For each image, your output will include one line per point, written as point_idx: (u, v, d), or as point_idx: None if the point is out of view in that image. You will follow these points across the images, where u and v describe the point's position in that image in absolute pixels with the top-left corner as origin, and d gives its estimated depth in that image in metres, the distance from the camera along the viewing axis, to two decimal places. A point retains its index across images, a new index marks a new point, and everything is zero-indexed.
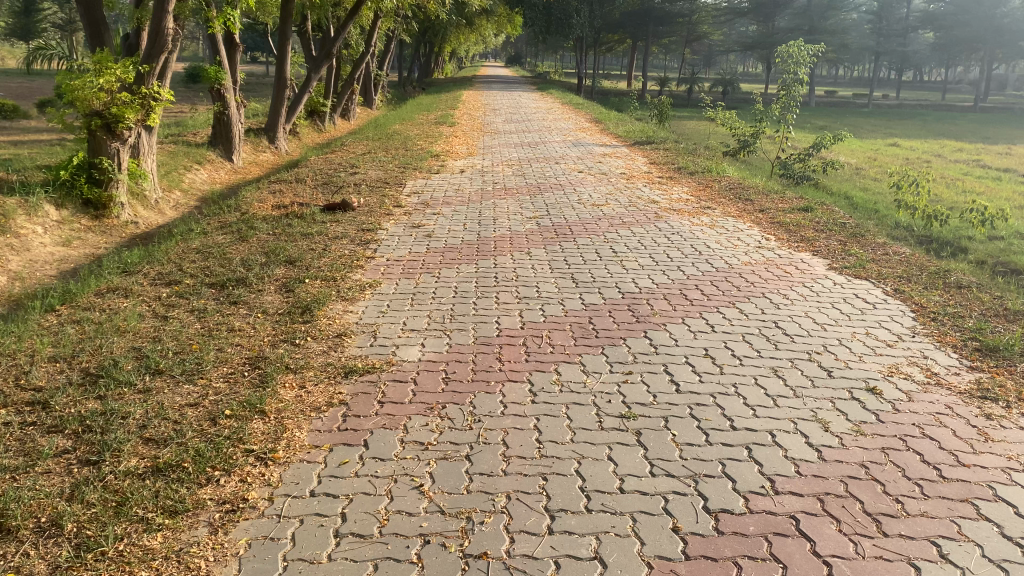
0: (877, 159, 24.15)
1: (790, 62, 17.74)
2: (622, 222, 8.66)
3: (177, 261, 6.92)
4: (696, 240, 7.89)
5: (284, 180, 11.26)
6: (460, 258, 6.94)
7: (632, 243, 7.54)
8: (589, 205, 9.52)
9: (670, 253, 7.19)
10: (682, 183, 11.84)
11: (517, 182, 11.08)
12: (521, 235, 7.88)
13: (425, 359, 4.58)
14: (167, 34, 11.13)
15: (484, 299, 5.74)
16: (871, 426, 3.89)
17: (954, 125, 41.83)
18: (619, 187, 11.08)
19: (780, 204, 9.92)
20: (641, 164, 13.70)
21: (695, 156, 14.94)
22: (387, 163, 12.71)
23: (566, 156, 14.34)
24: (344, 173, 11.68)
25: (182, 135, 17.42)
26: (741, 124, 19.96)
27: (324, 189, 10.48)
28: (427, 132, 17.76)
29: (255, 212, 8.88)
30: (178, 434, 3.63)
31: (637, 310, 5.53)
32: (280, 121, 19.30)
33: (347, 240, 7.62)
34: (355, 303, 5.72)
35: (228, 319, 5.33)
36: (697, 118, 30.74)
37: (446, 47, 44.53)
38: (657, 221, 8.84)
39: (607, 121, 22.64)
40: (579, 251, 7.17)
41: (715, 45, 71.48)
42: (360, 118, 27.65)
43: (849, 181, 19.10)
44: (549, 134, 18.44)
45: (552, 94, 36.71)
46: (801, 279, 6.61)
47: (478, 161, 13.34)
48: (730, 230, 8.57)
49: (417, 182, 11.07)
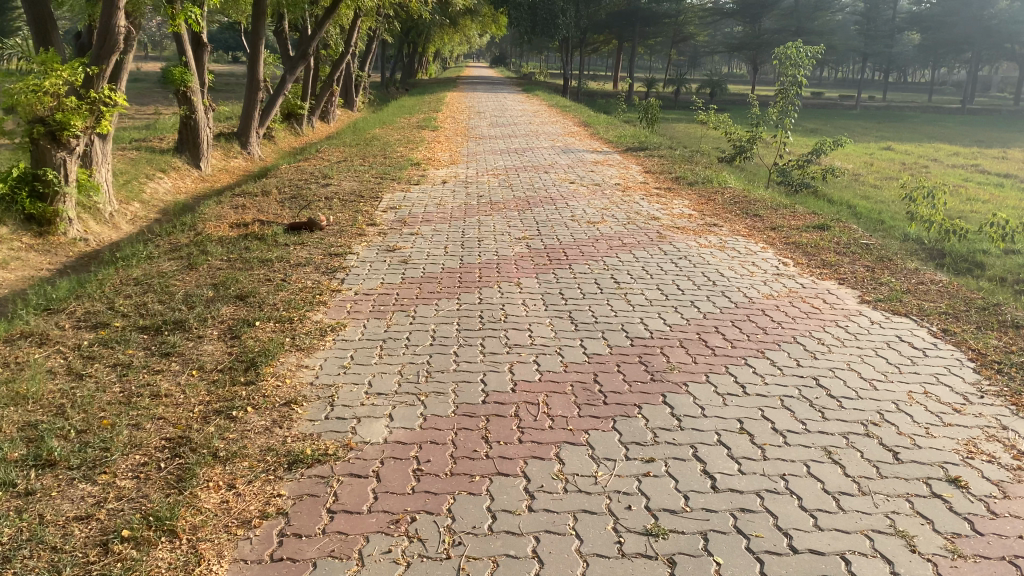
0: (875, 164, 23.40)
1: (788, 63, 16.93)
2: (622, 242, 7.76)
3: (111, 296, 5.96)
4: (707, 265, 7.01)
5: (249, 193, 10.30)
6: (440, 291, 6.02)
7: (636, 271, 6.65)
8: (583, 222, 8.63)
9: (679, 284, 6.29)
10: (682, 195, 10.98)
11: (503, 196, 10.17)
12: (510, 260, 6.96)
13: (392, 438, 3.66)
14: (118, 32, 10.04)
15: (466, 349, 4.82)
16: (969, 543, 3.00)
17: (944, 128, 41.24)
18: (616, 200, 10.20)
19: (792, 221, 9.05)
20: (636, 174, 12.81)
21: (692, 164, 14.09)
22: (363, 172, 11.77)
23: (556, 165, 13.44)
24: (315, 185, 10.73)
25: (147, 141, 16.39)
26: (737, 128, 19.13)
27: (292, 204, 9.53)
28: (408, 138, 16.82)
29: (211, 233, 7.94)
30: (53, 571, 2.68)
31: (650, 364, 4.61)
32: (253, 125, 18.29)
33: (311, 268, 6.69)
34: (313, 353, 4.79)
35: (154, 379, 4.37)
36: (686, 121, 29.95)
37: (430, 48, 43.59)
38: (660, 241, 7.96)
39: (596, 125, 21.76)
40: (576, 282, 6.26)
41: (702, 45, 70.79)
42: (340, 120, 26.61)
43: (849, 189, 18.33)
44: (536, 139, 17.56)
45: (537, 96, 35.85)
46: (834, 317, 5.73)
47: (462, 170, 12.42)
48: (742, 252, 7.69)
49: (395, 196, 10.14)
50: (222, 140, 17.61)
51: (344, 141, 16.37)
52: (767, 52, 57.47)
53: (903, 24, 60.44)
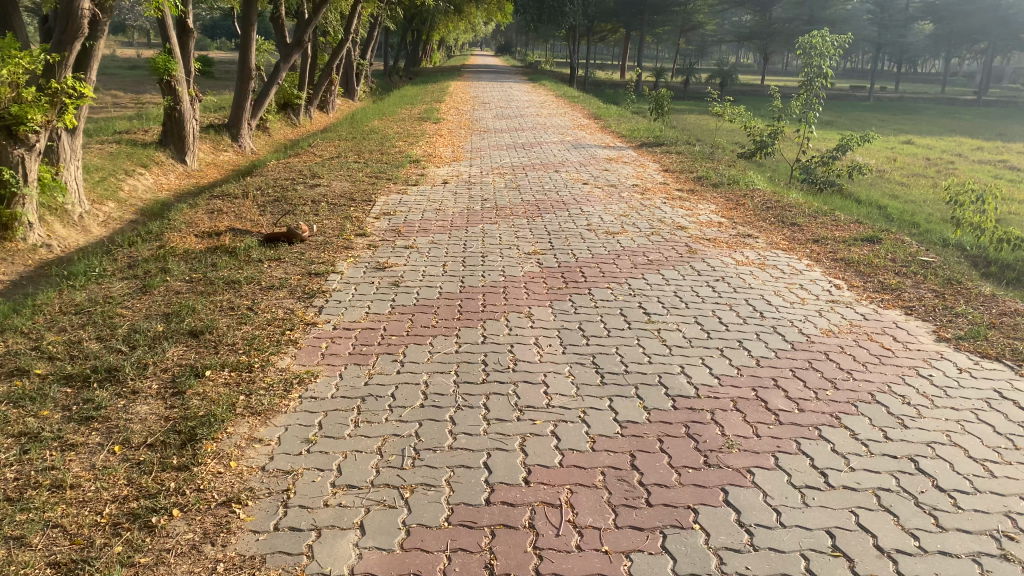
0: (898, 159, 22.36)
1: (812, 53, 15.86)
2: (646, 258, 6.76)
3: (41, 330, 4.96)
4: (749, 289, 6.02)
5: (229, 195, 9.29)
6: (436, 325, 5.01)
7: (668, 298, 5.65)
8: (600, 233, 7.61)
9: (720, 317, 5.29)
10: (707, 198, 9.97)
11: (509, 199, 9.15)
12: (519, 282, 5.94)
13: (361, 569, 2.68)
14: (83, 15, 9.00)
15: (466, 412, 3.81)
16: None
17: (961, 121, 40.13)
18: (635, 205, 9.21)
19: (836, 232, 8.02)
20: (654, 173, 11.77)
21: (713, 162, 13.05)
22: (356, 171, 10.76)
23: (566, 161, 12.42)
24: (301, 185, 9.73)
25: (130, 134, 15.39)
26: (756, 122, 18.07)
27: (273, 209, 8.52)
28: (408, 130, 15.82)
29: (177, 245, 6.94)
30: None
31: (701, 437, 3.62)
32: (245, 116, 17.27)
33: (285, 292, 5.69)
34: (272, 419, 3.78)
35: (62, 459, 3.38)
36: (698, 112, 28.87)
37: (434, 36, 42.52)
38: (690, 255, 6.94)
39: (607, 117, 20.70)
40: (597, 314, 5.26)
41: (710, 35, 69.56)
42: (339, 111, 25.56)
43: (876, 187, 17.31)
44: (544, 133, 16.55)
45: (543, 85, 34.82)
46: (912, 363, 4.74)
47: (465, 169, 11.41)
48: (787, 271, 6.67)
49: (389, 199, 9.13)
50: (211, 132, 16.59)
51: (340, 134, 15.37)
52: (778, 42, 56.22)
53: (917, 13, 59.11)
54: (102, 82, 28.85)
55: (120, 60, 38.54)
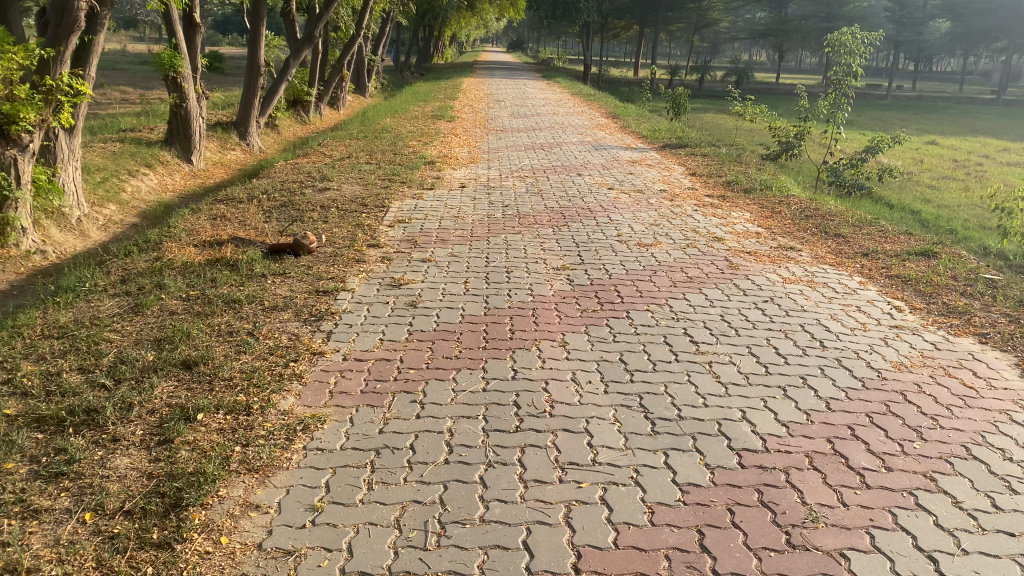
0: (925, 161, 21.70)
1: (841, 52, 15.23)
2: (685, 274, 6.19)
3: (17, 359, 4.42)
4: (802, 312, 5.45)
5: (234, 199, 8.76)
6: (459, 355, 4.45)
7: (715, 323, 5.08)
8: (632, 244, 7.03)
9: (776, 348, 4.72)
10: (741, 205, 9.39)
11: (531, 206, 8.60)
12: (549, 302, 5.38)
13: None
14: (79, 8, 8.48)
15: (499, 470, 3.26)
16: None
17: (983, 120, 39.33)
18: (665, 212, 8.64)
19: (886, 245, 7.43)
20: (681, 177, 11.19)
21: (741, 165, 12.45)
22: (369, 174, 10.22)
23: (588, 164, 11.85)
24: (310, 189, 9.19)
25: (135, 131, 14.88)
26: (781, 122, 17.45)
27: (280, 215, 7.98)
28: (421, 130, 15.29)
29: (175, 256, 6.40)
30: None
31: (777, 507, 3.06)
32: (254, 114, 16.75)
33: (291, 313, 5.14)
34: (270, 478, 3.24)
35: (20, 532, 2.84)
36: (716, 111, 28.24)
37: (446, 32, 41.98)
38: (733, 271, 6.36)
39: (625, 116, 20.11)
40: (638, 342, 4.69)
41: (724, 32, 68.66)
42: (350, 108, 25.04)
43: (906, 190, 16.68)
44: (563, 132, 15.99)
45: (556, 83, 34.25)
46: (1001, 405, 4.15)
47: (482, 171, 10.86)
48: (839, 290, 6.08)
49: (404, 205, 8.58)
50: (219, 130, 16.09)
51: (351, 133, 14.83)
52: (794, 40, 55.41)
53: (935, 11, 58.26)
54: (109, 77, 28.36)
55: (130, 56, 38.10)
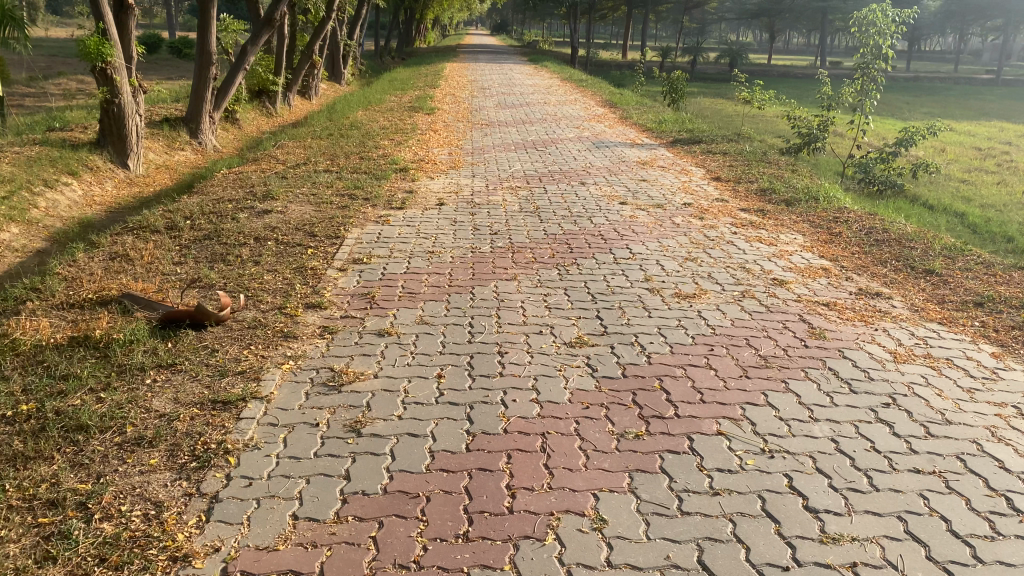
0: (949, 150, 19.98)
1: (869, 30, 13.27)
2: (753, 351, 4.35)
3: None
4: (947, 427, 3.62)
5: (148, 228, 6.85)
6: (423, 560, 2.59)
7: (829, 463, 3.25)
8: (669, 296, 5.19)
9: (942, 519, 2.90)
10: (788, 223, 7.57)
11: (526, 232, 6.73)
12: (567, 417, 3.53)
13: None
14: None
15: None
16: None
17: (989, 102, 37.65)
18: (698, 238, 6.82)
19: (1001, 288, 5.62)
20: (704, 183, 9.34)
21: (770, 166, 10.62)
22: (325, 187, 8.32)
23: (591, 168, 10.00)
24: (247, 211, 7.28)
25: (63, 130, 12.85)
26: (800, 111, 15.61)
27: (200, 253, 6.11)
28: (395, 125, 13.38)
29: (25, 329, 4.48)
30: None
31: None
32: (206, 108, 14.73)
33: (160, 455, 3.26)
34: None
35: None
36: (716, 96, 26.40)
37: (428, 15, 39.83)
38: (819, 344, 4.51)
39: (624, 104, 18.25)
40: (721, 517, 2.86)
41: (713, 11, 66.66)
42: (322, 97, 23.01)
43: (941, 187, 14.93)
44: (556, 125, 14.16)
45: (546, 67, 32.34)
46: None
47: (465, 181, 8.99)
48: (977, 375, 4.25)
49: (364, 234, 6.69)
50: (165, 126, 14.08)
51: (314, 130, 12.93)
52: (787, 18, 53.56)
53: None
54: (63, 65, 26.11)
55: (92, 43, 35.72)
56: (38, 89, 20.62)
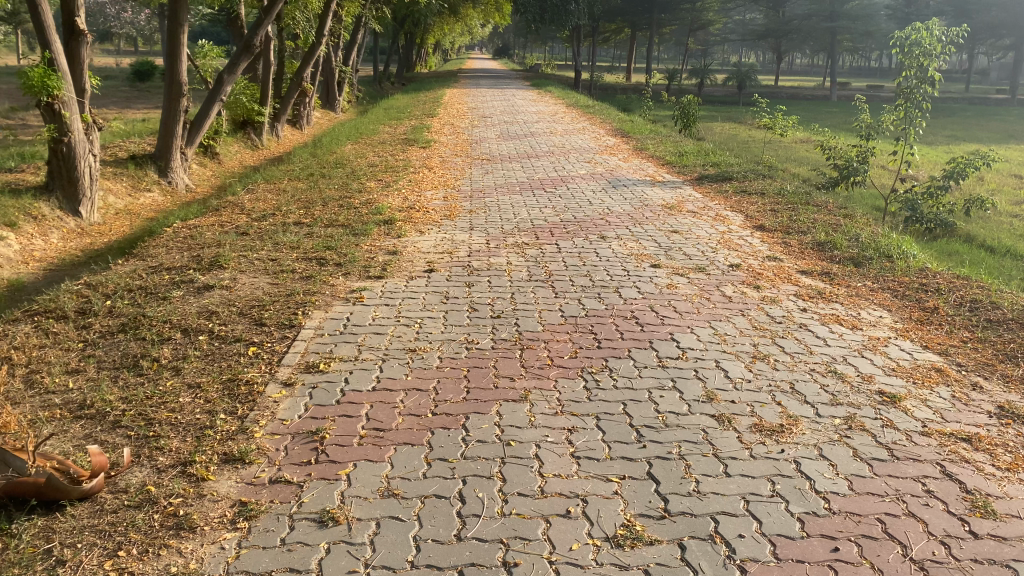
0: (991, 179, 18.33)
1: (912, 50, 11.32)
2: (902, 552, 2.80)
3: None
4: None
5: (55, 312, 5.35)
6: None
7: None
8: (749, 432, 3.63)
9: None
10: (863, 294, 6.02)
11: (539, 315, 5.21)
12: None
13: None
14: None
15: None
16: None
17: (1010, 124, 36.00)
18: (758, 319, 5.28)
19: None
20: (747, 235, 7.83)
21: (818, 210, 9.08)
22: (291, 248, 6.82)
23: (610, 216, 8.49)
24: (186, 286, 5.78)
25: (13, 170, 11.44)
26: (832, 140, 14.01)
27: (107, 355, 4.59)
28: (385, 162, 11.92)
29: None
30: None
31: None
32: (177, 143, 13.29)
33: None
34: None
35: None
36: (730, 122, 24.78)
37: (427, 39, 38.61)
38: (994, 533, 2.94)
39: (636, 133, 16.80)
40: None
41: (718, 34, 65.66)
42: (315, 126, 21.61)
43: (994, 224, 13.32)
44: (564, 159, 12.68)
45: (552, 92, 30.92)
46: None
47: (460, 235, 7.46)
48: None
49: (329, 319, 5.18)
50: (131, 164, 12.65)
51: (294, 168, 11.50)
52: (794, 38, 52.33)
53: None
54: None
55: None
56: (9, 120, 19.21)
